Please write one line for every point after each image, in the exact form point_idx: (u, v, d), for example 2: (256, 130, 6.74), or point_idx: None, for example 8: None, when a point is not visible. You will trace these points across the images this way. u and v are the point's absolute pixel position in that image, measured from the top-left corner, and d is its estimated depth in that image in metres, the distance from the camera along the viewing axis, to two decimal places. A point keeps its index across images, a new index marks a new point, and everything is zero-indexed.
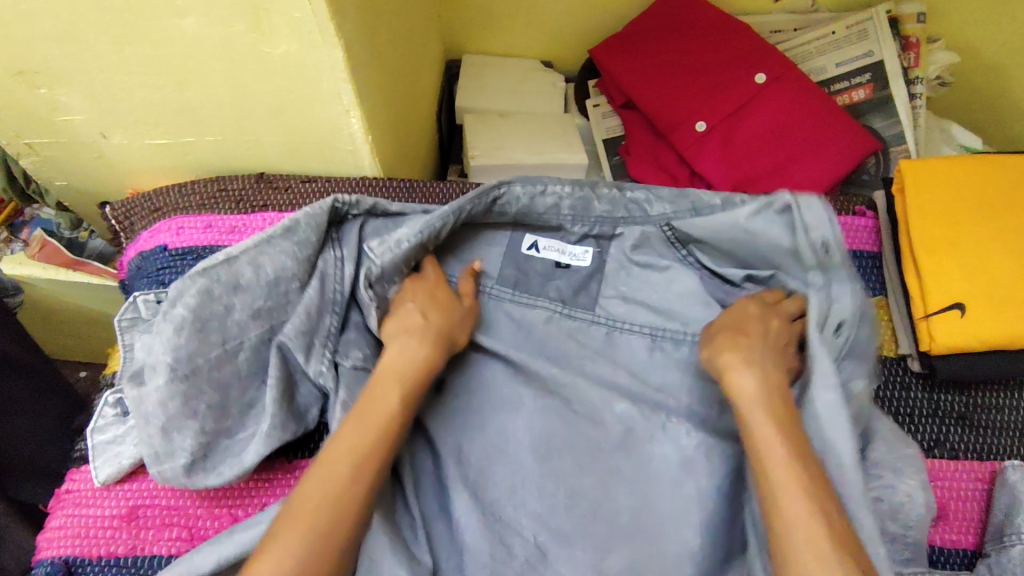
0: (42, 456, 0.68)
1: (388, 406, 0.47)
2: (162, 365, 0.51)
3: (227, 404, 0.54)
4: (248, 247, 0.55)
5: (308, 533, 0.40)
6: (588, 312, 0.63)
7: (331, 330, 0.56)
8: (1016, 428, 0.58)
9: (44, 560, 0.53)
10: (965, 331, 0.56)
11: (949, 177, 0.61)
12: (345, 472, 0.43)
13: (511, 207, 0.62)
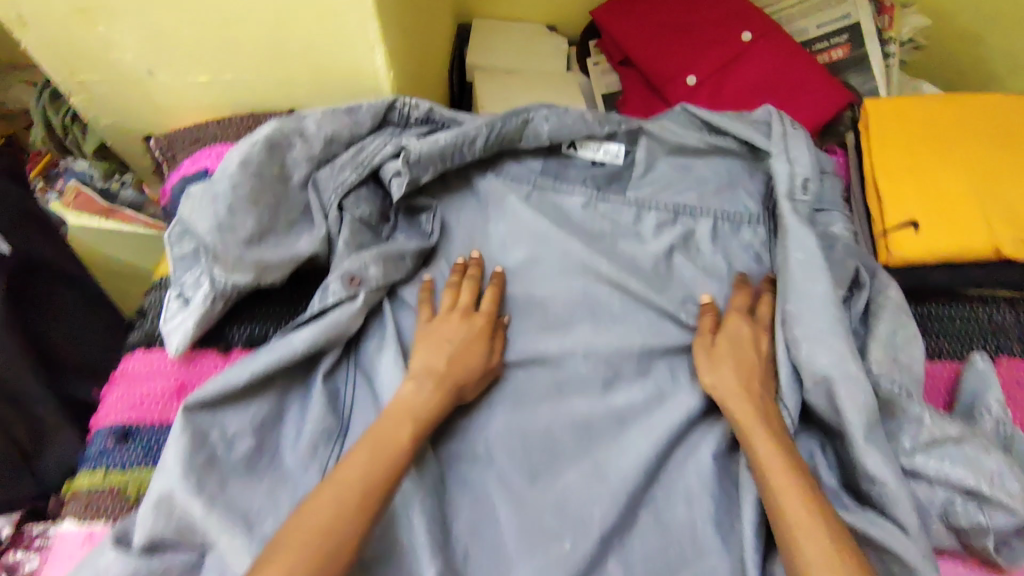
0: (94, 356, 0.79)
1: (401, 437, 0.54)
2: (221, 195, 0.60)
3: (269, 232, 0.62)
4: (315, 112, 0.67)
5: (314, 555, 0.46)
6: (620, 196, 0.73)
7: (347, 183, 0.66)
8: (960, 334, 0.67)
9: (104, 427, 0.61)
10: (919, 244, 0.64)
11: (909, 114, 0.69)
12: (358, 493, 0.49)
13: (543, 130, 0.71)
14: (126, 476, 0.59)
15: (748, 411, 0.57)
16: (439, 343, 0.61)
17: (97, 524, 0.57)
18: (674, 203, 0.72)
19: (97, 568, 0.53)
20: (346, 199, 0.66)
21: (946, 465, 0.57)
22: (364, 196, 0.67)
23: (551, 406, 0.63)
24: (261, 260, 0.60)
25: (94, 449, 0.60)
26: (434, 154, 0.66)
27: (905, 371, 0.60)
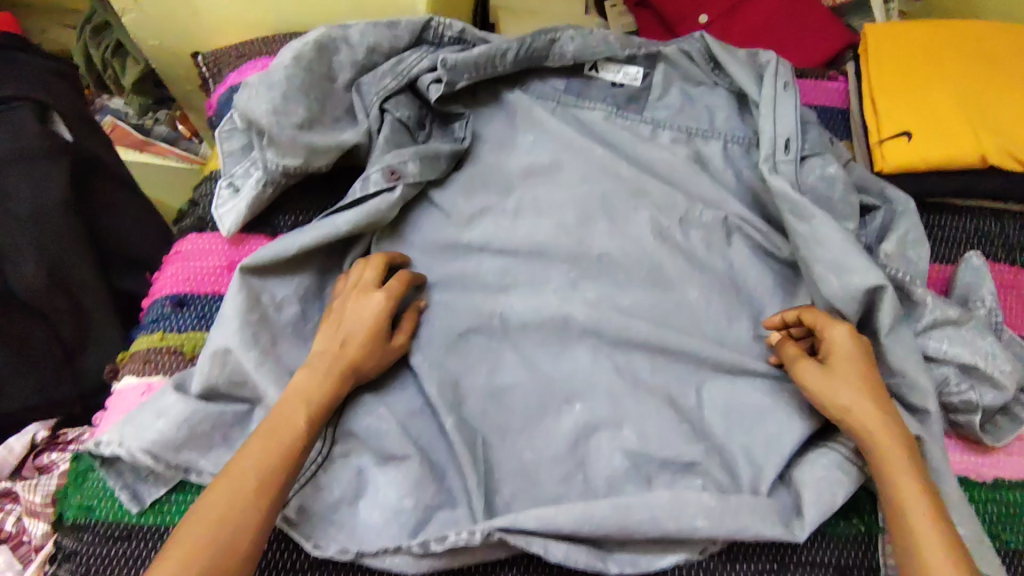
0: (144, 256, 0.86)
1: (294, 425, 0.53)
2: (277, 83, 0.65)
3: (317, 123, 0.67)
4: (360, 24, 0.71)
5: (196, 553, 0.46)
6: (638, 114, 0.75)
7: (388, 87, 0.69)
8: (953, 240, 0.72)
9: (161, 297, 0.66)
10: (911, 152, 0.69)
11: (904, 40, 0.75)
12: (251, 486, 0.50)
13: (569, 50, 0.73)
14: (182, 337, 0.64)
15: (877, 424, 0.54)
16: (347, 323, 0.60)
17: (155, 377, 0.62)
18: (687, 125, 0.75)
19: (159, 407, 0.57)
20: (387, 102, 0.69)
21: (946, 345, 0.59)
22: (403, 102, 0.70)
23: (566, 296, 0.66)
24: (310, 145, 0.65)
25: (151, 316, 0.66)
26: (468, 63, 0.70)
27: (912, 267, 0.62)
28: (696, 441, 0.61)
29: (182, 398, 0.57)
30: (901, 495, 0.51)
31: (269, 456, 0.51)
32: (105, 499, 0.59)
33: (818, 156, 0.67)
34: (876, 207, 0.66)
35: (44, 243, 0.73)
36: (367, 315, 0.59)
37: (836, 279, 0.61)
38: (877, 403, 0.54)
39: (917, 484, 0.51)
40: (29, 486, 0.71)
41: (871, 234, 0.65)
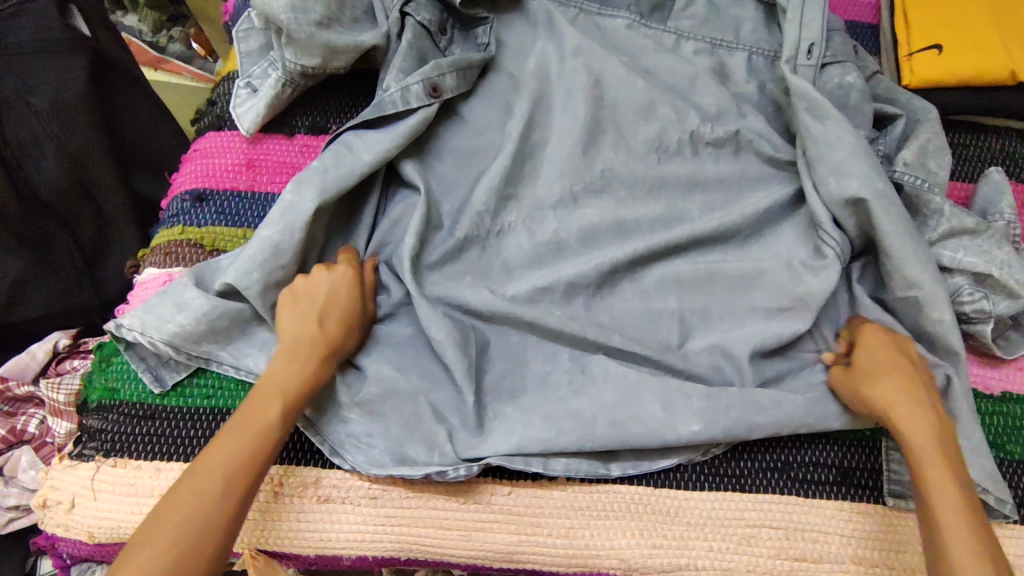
0: (161, 160, 0.86)
1: (269, 415, 0.51)
2: None
3: (334, 21, 0.64)
4: None
5: (172, 548, 0.45)
6: (662, 24, 0.70)
7: None
8: (978, 158, 0.71)
9: (181, 192, 0.67)
10: (940, 65, 0.68)
11: None
12: (218, 481, 0.48)
13: None
14: (203, 231, 0.65)
15: (914, 418, 0.52)
16: (315, 290, 0.56)
17: (175, 269, 0.63)
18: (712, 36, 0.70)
19: (180, 298, 0.57)
20: (407, 4, 0.66)
21: (961, 254, 0.60)
22: (423, 4, 0.67)
23: (582, 210, 0.65)
24: (329, 44, 0.63)
25: (171, 210, 0.66)
26: None
27: (933, 175, 0.61)
28: (708, 348, 0.61)
29: (202, 294, 0.57)
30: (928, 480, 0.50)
31: (244, 458, 0.49)
32: (128, 381, 0.60)
33: (841, 66, 0.65)
34: (897, 116, 0.64)
35: (64, 140, 0.74)
36: (332, 297, 0.56)
37: (856, 188, 0.59)
38: (932, 426, 0.52)
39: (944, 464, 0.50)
40: (53, 386, 0.75)
41: (892, 147, 0.64)
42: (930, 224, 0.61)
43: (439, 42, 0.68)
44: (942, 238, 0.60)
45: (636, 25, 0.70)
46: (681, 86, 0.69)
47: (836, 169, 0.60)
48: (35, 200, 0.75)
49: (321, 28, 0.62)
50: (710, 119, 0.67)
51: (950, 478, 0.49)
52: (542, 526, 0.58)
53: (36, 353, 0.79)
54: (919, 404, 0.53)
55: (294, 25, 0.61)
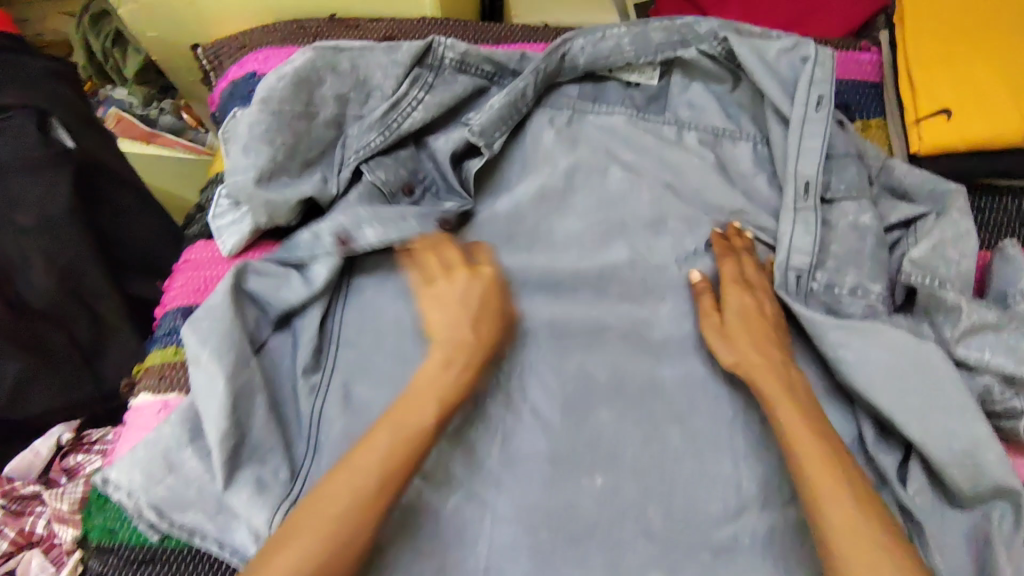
0: (151, 258, 0.85)
1: (448, 378, 0.53)
2: (246, 137, 0.64)
3: (280, 172, 0.65)
4: (376, 53, 0.69)
5: (361, 503, 0.47)
6: (659, 116, 0.72)
7: (372, 146, 0.67)
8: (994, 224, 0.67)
9: (172, 310, 0.65)
10: (951, 131, 0.64)
11: (946, 8, 0.68)
12: (384, 447, 0.49)
13: (580, 61, 0.70)
14: None
15: (782, 403, 0.52)
16: (456, 278, 0.58)
17: (171, 395, 0.61)
18: (714, 126, 0.71)
19: (172, 456, 0.55)
20: (367, 163, 0.66)
21: (987, 354, 0.56)
22: (387, 163, 0.67)
23: (582, 320, 0.63)
24: (269, 201, 0.63)
25: (164, 329, 0.64)
26: (495, 120, 0.67)
27: (952, 267, 0.59)
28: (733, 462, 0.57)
29: (197, 455, 0.55)
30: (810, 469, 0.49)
31: (415, 418, 0.51)
32: (126, 522, 0.58)
33: (850, 160, 0.66)
34: (924, 214, 0.63)
35: (53, 254, 0.72)
36: (475, 296, 0.57)
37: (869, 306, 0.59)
38: (765, 358, 0.56)
39: (824, 461, 0.48)
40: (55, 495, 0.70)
41: (918, 238, 0.62)
42: (953, 319, 0.57)
43: (397, 194, 0.67)
44: (965, 335, 0.57)
45: (633, 120, 0.71)
46: (676, 179, 0.69)
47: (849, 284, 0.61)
48: (28, 310, 0.73)
49: (260, 185, 0.64)
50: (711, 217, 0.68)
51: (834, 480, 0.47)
52: None
53: (40, 449, 0.76)
54: (771, 372, 0.55)
55: (237, 192, 0.64)
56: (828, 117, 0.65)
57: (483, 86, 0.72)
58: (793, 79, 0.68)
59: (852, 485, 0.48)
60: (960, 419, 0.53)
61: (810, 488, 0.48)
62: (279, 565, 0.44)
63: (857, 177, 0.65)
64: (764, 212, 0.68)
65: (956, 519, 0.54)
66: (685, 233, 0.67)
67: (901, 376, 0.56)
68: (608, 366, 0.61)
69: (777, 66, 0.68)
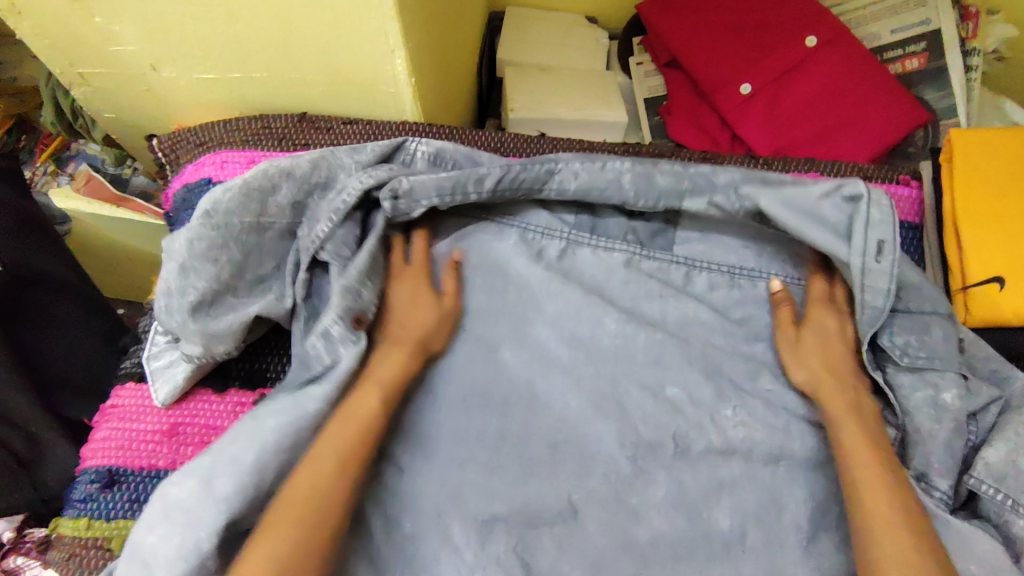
0: (86, 374, 0.73)
1: (368, 404, 0.50)
2: (179, 252, 0.52)
3: (225, 292, 0.54)
4: (335, 151, 0.60)
5: (301, 525, 0.43)
6: (666, 253, 0.63)
7: (320, 236, 0.56)
8: None
9: (89, 468, 0.56)
10: (1004, 304, 0.56)
11: (1003, 149, 0.59)
12: (329, 469, 0.46)
13: (570, 186, 0.60)
14: (110, 527, 0.53)
15: (852, 429, 0.50)
16: (419, 294, 0.57)
17: None
18: (728, 264, 0.63)
19: None
20: (324, 249, 0.56)
21: None
22: (347, 242, 0.56)
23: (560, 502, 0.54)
24: (206, 328, 0.52)
25: (77, 492, 0.55)
26: (429, 186, 0.57)
27: None
28: None
29: None
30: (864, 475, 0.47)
31: (342, 447, 0.48)
32: None
33: (941, 319, 0.54)
34: (997, 399, 0.52)
35: None
36: (424, 289, 0.57)
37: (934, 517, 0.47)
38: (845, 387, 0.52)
39: (877, 474, 0.47)
40: None
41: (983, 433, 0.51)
42: (1016, 553, 0.47)
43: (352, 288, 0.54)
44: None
45: (635, 259, 0.63)
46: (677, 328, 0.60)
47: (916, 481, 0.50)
48: None
49: (199, 308, 0.52)
50: (718, 378, 0.58)
51: (885, 484, 0.46)
52: None
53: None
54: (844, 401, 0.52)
55: (167, 315, 0.52)
56: (892, 270, 0.54)
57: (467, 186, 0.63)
58: (844, 226, 0.57)
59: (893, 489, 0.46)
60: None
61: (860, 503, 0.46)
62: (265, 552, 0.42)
63: (926, 342, 0.53)
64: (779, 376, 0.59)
65: None
66: (687, 396, 0.58)
67: None
68: (589, 570, 0.52)
69: (821, 212, 0.57)
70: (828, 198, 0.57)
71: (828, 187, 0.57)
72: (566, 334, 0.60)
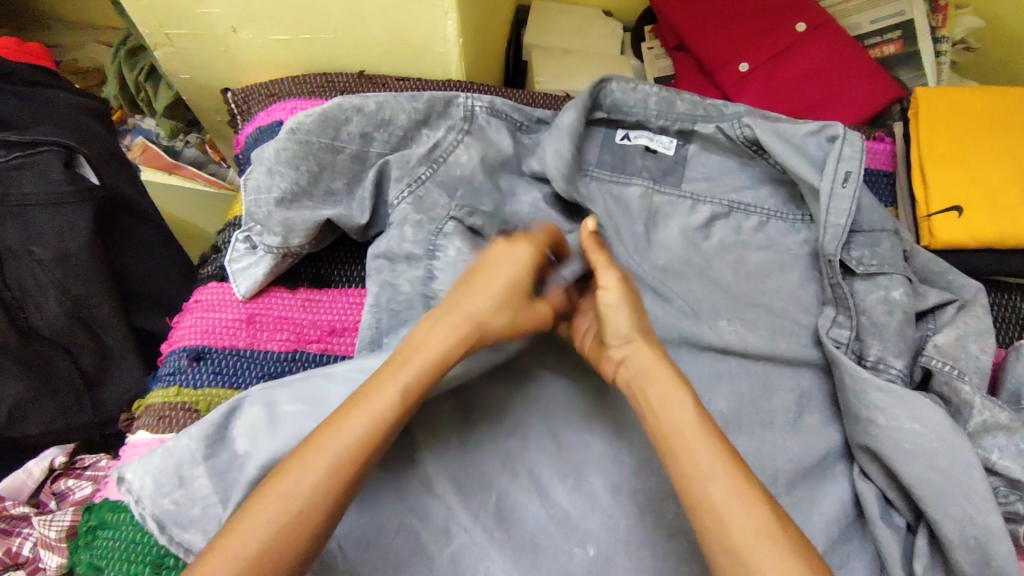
0: (159, 290, 0.85)
1: (388, 395, 0.49)
2: (267, 160, 0.64)
3: (303, 197, 0.64)
4: (398, 97, 0.69)
5: (281, 515, 0.44)
6: (676, 189, 0.73)
7: (421, 176, 0.68)
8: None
9: (178, 347, 0.66)
10: (961, 229, 0.66)
11: (961, 105, 0.70)
12: (333, 457, 0.46)
13: (606, 102, 0.74)
14: (197, 394, 0.63)
15: (667, 404, 0.50)
16: (506, 262, 0.55)
17: (166, 434, 0.61)
18: (728, 199, 0.73)
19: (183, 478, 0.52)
20: (421, 193, 0.67)
21: (997, 455, 0.54)
22: (441, 186, 0.68)
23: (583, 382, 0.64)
24: (286, 221, 0.63)
25: (168, 366, 0.65)
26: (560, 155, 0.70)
27: (973, 361, 0.58)
28: None
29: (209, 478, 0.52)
30: (703, 481, 0.46)
31: (356, 433, 0.47)
32: (111, 559, 0.57)
33: (889, 235, 0.65)
34: (948, 301, 0.62)
35: (66, 283, 0.72)
36: (505, 284, 0.54)
37: (893, 388, 0.57)
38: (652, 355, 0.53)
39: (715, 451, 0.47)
40: (46, 522, 0.81)
41: (939, 325, 0.61)
42: (962, 415, 0.57)
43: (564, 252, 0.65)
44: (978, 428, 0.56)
45: (650, 192, 0.73)
46: (682, 252, 0.70)
47: (880, 364, 0.60)
48: (34, 335, 0.75)
49: (282, 206, 0.63)
50: (717, 292, 0.68)
51: (728, 475, 0.46)
52: None
53: (31, 471, 0.89)
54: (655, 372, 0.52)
55: (256, 208, 0.63)
56: (855, 194, 0.66)
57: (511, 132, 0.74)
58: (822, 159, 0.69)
59: (740, 492, 0.45)
60: (967, 511, 0.53)
61: (707, 499, 0.45)
62: (237, 545, 0.43)
63: (894, 252, 0.64)
64: (770, 291, 0.69)
65: None
66: (689, 305, 0.67)
67: (914, 452, 0.55)
68: (607, 437, 0.62)
69: (806, 148, 0.69)
70: (808, 137, 0.69)
71: (807, 130, 0.69)
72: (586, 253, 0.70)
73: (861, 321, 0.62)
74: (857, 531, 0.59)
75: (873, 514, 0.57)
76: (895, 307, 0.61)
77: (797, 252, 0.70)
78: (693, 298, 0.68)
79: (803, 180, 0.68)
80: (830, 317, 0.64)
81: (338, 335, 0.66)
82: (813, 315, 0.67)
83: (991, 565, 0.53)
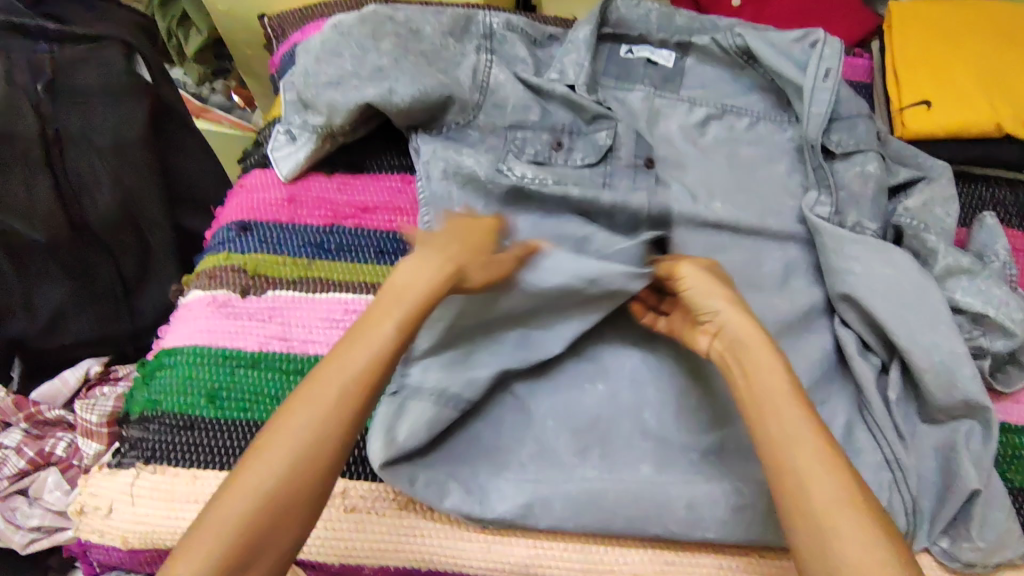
0: (196, 194, 0.93)
1: (388, 330, 0.49)
2: (315, 50, 0.72)
3: (350, 78, 0.71)
4: (426, 10, 0.77)
5: (295, 444, 0.44)
6: (675, 93, 0.81)
7: (477, 103, 0.76)
8: (996, 198, 0.74)
9: (227, 222, 0.73)
10: (931, 119, 0.73)
11: (928, 16, 0.78)
12: (341, 387, 0.46)
13: (614, 14, 0.83)
14: (245, 258, 0.71)
15: (759, 380, 0.51)
16: (471, 232, 0.58)
17: (220, 291, 0.69)
18: (722, 102, 0.80)
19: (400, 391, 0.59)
20: (473, 115, 0.76)
21: (959, 294, 0.63)
22: (488, 107, 0.76)
23: None
24: (330, 101, 0.70)
25: (217, 239, 0.73)
26: (584, 69, 0.78)
27: (940, 221, 0.66)
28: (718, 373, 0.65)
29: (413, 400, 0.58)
30: (788, 448, 0.46)
31: (359, 360, 0.48)
32: (169, 394, 0.64)
33: (865, 120, 0.73)
34: (918, 178, 0.70)
35: (119, 175, 0.81)
36: (470, 240, 0.57)
37: (869, 243, 0.65)
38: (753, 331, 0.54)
39: (807, 429, 0.47)
40: (87, 407, 0.80)
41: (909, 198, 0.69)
42: (930, 263, 0.64)
43: (598, 180, 0.75)
44: (943, 272, 0.63)
45: (652, 95, 0.80)
46: (681, 144, 0.78)
47: (858, 226, 0.67)
48: (86, 229, 0.82)
49: (329, 87, 0.71)
50: (713, 178, 0.76)
51: (827, 450, 0.46)
52: (558, 541, 0.59)
53: (68, 380, 0.87)
54: (760, 349, 0.53)
55: (305, 87, 0.72)
56: (835, 87, 0.73)
57: (528, 46, 0.82)
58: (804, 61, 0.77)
59: (824, 458, 0.45)
60: (935, 339, 0.61)
61: (803, 485, 0.45)
62: (252, 480, 0.42)
63: (868, 135, 0.72)
64: (761, 178, 0.76)
65: (929, 429, 0.62)
66: (687, 187, 0.75)
67: (891, 291, 0.63)
68: None
69: (791, 52, 0.77)
70: (795, 44, 0.78)
71: (791, 38, 0.78)
72: (595, 141, 0.76)
73: (840, 194, 0.70)
74: (840, 374, 0.66)
75: (852, 354, 0.65)
76: (869, 178, 0.69)
77: (785, 147, 0.78)
78: (692, 182, 0.75)
79: (788, 78, 0.75)
80: (814, 197, 0.71)
81: (372, 212, 0.74)
82: (799, 198, 0.75)
83: (955, 384, 0.60)
